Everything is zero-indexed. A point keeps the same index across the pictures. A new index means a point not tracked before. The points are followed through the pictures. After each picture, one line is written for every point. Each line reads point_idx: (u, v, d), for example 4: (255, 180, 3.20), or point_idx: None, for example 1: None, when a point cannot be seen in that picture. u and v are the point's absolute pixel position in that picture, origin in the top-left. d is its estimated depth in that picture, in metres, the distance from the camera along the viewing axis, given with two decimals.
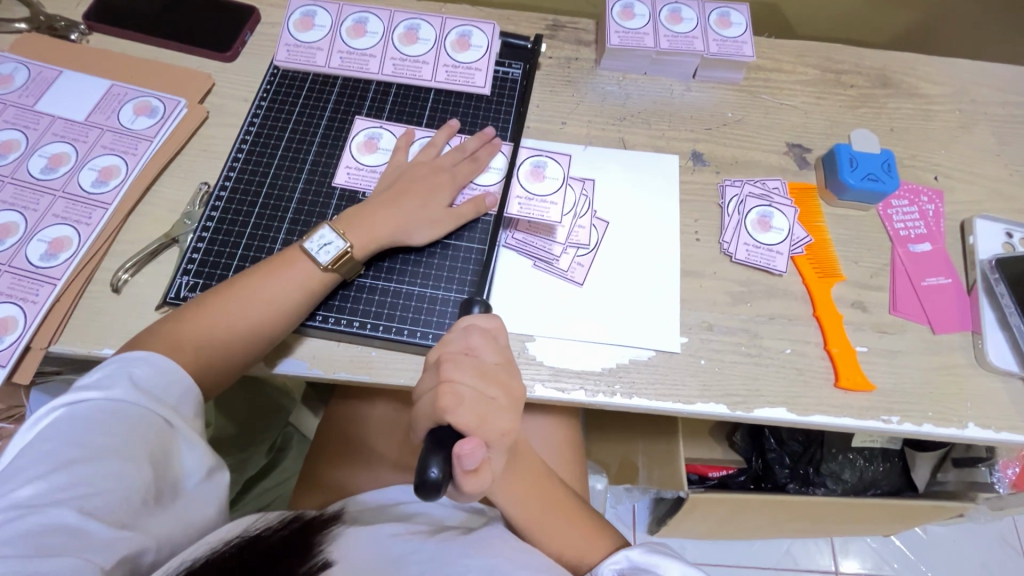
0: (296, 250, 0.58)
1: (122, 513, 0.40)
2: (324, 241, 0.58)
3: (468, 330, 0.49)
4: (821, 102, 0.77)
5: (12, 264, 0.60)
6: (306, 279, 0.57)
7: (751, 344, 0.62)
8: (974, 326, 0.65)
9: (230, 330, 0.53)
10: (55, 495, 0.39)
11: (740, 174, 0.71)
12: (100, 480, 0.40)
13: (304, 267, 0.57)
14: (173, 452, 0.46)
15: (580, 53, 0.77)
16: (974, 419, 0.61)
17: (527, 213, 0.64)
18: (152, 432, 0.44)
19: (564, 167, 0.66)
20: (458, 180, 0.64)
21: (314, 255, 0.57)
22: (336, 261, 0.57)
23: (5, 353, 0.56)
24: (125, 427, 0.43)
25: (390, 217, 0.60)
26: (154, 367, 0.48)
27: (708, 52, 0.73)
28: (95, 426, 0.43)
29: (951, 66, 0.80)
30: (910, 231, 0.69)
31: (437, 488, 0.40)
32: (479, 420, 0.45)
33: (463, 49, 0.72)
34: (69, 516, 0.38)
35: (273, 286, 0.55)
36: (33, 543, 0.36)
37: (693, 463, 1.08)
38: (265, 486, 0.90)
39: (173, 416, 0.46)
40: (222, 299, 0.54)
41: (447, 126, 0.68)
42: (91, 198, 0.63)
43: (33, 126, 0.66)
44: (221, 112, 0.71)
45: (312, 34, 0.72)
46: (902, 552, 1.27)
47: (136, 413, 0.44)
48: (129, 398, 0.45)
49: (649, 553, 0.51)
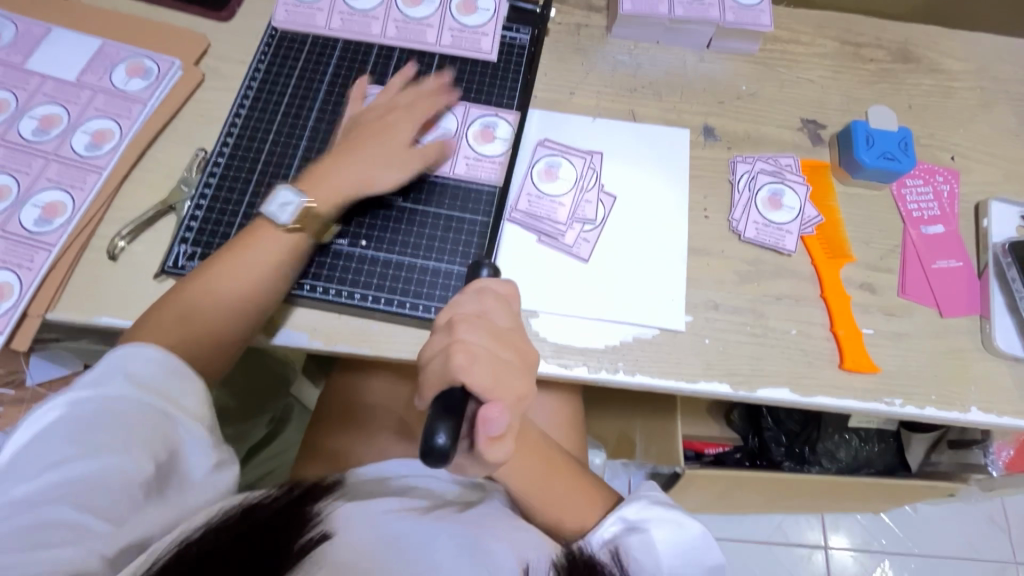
0: (259, 218, 0.57)
1: (121, 508, 0.41)
2: (283, 201, 0.56)
3: (481, 293, 0.48)
4: (839, 76, 0.74)
5: (5, 230, 0.58)
6: (281, 243, 0.56)
7: (757, 324, 0.62)
8: (983, 310, 0.64)
9: (215, 303, 0.53)
10: (54, 489, 0.40)
11: (752, 150, 0.69)
12: (100, 474, 0.41)
13: (273, 231, 0.56)
14: (178, 441, 0.45)
15: (591, 19, 0.74)
16: (977, 403, 0.61)
17: (534, 209, 0.64)
18: (155, 420, 0.44)
19: (558, 146, 0.67)
20: (414, 120, 0.63)
21: (273, 215, 0.56)
22: (297, 219, 0.56)
23: (2, 320, 0.55)
24: (126, 419, 0.43)
25: (350, 171, 0.59)
26: (158, 349, 0.47)
27: (724, 21, 0.70)
28: (96, 416, 0.42)
29: (974, 41, 0.78)
30: (924, 213, 0.68)
31: (445, 457, 0.39)
32: (495, 380, 0.44)
33: (469, 12, 0.69)
34: (66, 511, 0.39)
35: (252, 255, 0.55)
36: (32, 537, 0.38)
37: (689, 438, 1.07)
38: (267, 455, 0.91)
39: (176, 403, 0.45)
40: (204, 275, 0.54)
41: (438, 80, 0.66)
42: (85, 162, 0.62)
43: (23, 85, 0.64)
44: (217, 75, 0.68)
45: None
46: (891, 529, 1.30)
47: (137, 402, 0.44)
48: (128, 388, 0.44)
49: (643, 508, 0.54)
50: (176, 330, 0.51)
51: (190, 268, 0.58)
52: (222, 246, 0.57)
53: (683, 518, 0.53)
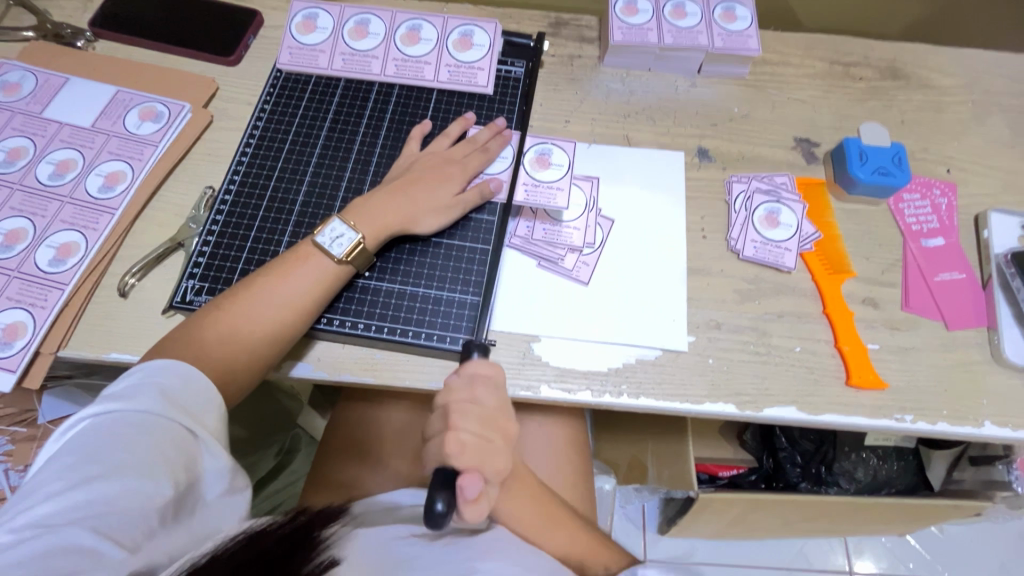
0: (309, 245, 0.58)
1: (136, 533, 0.40)
2: (336, 233, 0.58)
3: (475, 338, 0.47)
4: (829, 94, 0.75)
5: (21, 270, 0.60)
6: (321, 276, 0.57)
7: (759, 342, 0.61)
8: (989, 322, 0.63)
9: (244, 330, 0.53)
10: (73, 514, 0.39)
11: (747, 170, 0.70)
12: (118, 498, 0.41)
13: (317, 263, 0.57)
14: (195, 463, 0.46)
15: (583, 50, 0.77)
16: (990, 418, 0.59)
17: (534, 198, 0.63)
18: (174, 444, 0.44)
19: (570, 153, 0.65)
20: (469, 170, 0.64)
21: (327, 248, 0.57)
22: (351, 252, 0.57)
23: (14, 358, 0.56)
24: (145, 441, 0.43)
25: (400, 208, 0.60)
26: (180, 376, 0.48)
27: (712, 47, 0.72)
28: (117, 439, 0.43)
29: (963, 56, 0.79)
30: (923, 226, 0.68)
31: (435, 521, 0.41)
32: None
33: (465, 48, 0.72)
34: (81, 536, 0.38)
35: (292, 283, 0.56)
36: (49, 563, 0.36)
37: (703, 461, 1.07)
38: (276, 486, 0.92)
39: (195, 426, 0.46)
40: (241, 299, 0.54)
41: (463, 118, 0.68)
42: (98, 203, 0.64)
43: (41, 132, 0.67)
44: (225, 115, 0.71)
45: (315, 37, 0.72)
46: (919, 552, 1.25)
47: (156, 423, 0.44)
48: (151, 408, 0.45)
49: None
50: (204, 355, 0.52)
51: (198, 302, 0.60)
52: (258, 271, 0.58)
53: None
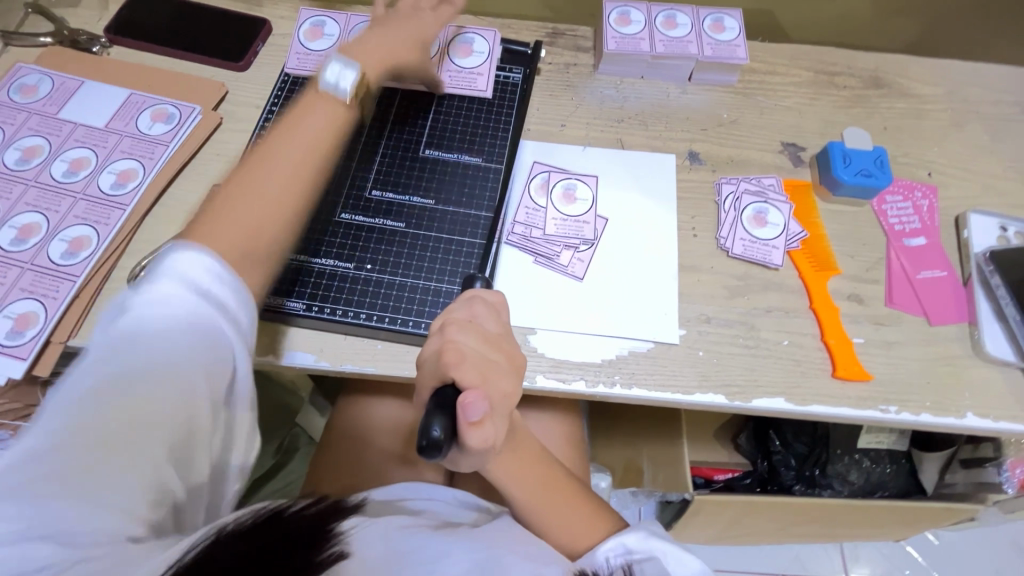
0: (307, 106, 0.59)
1: (177, 456, 0.43)
2: (338, 72, 0.60)
3: (472, 301, 0.51)
4: (815, 102, 0.78)
5: (33, 263, 0.62)
6: (323, 129, 0.58)
7: (748, 335, 0.64)
8: (970, 317, 0.65)
9: (270, 174, 0.54)
10: (117, 403, 0.42)
11: (736, 172, 0.73)
12: (165, 419, 0.43)
13: (329, 104, 0.59)
14: (229, 391, 0.48)
15: (579, 58, 0.80)
16: (972, 409, 0.61)
17: (530, 219, 0.68)
18: (216, 369, 0.46)
19: (592, 189, 0.70)
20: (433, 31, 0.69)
21: (329, 112, 0.59)
22: (354, 83, 0.60)
23: (26, 347, 0.58)
24: (185, 346, 0.45)
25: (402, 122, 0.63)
26: (227, 282, 0.48)
27: (702, 56, 0.75)
28: (161, 339, 0.45)
29: (943, 67, 0.82)
30: (905, 226, 0.70)
31: (440, 447, 0.40)
32: (481, 377, 0.45)
33: (465, 54, 0.75)
34: (128, 456, 0.41)
35: (309, 125, 0.58)
36: (101, 474, 0.40)
37: (698, 464, 1.08)
38: (273, 485, 0.93)
39: (237, 353, 0.48)
40: (262, 158, 0.55)
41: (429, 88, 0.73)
42: (110, 199, 0.66)
43: (56, 132, 0.69)
44: (234, 118, 0.74)
45: (321, 43, 0.76)
46: (914, 558, 1.26)
47: (200, 327, 0.46)
48: (194, 308, 0.46)
49: (646, 538, 0.54)
50: (232, 223, 0.51)
51: None
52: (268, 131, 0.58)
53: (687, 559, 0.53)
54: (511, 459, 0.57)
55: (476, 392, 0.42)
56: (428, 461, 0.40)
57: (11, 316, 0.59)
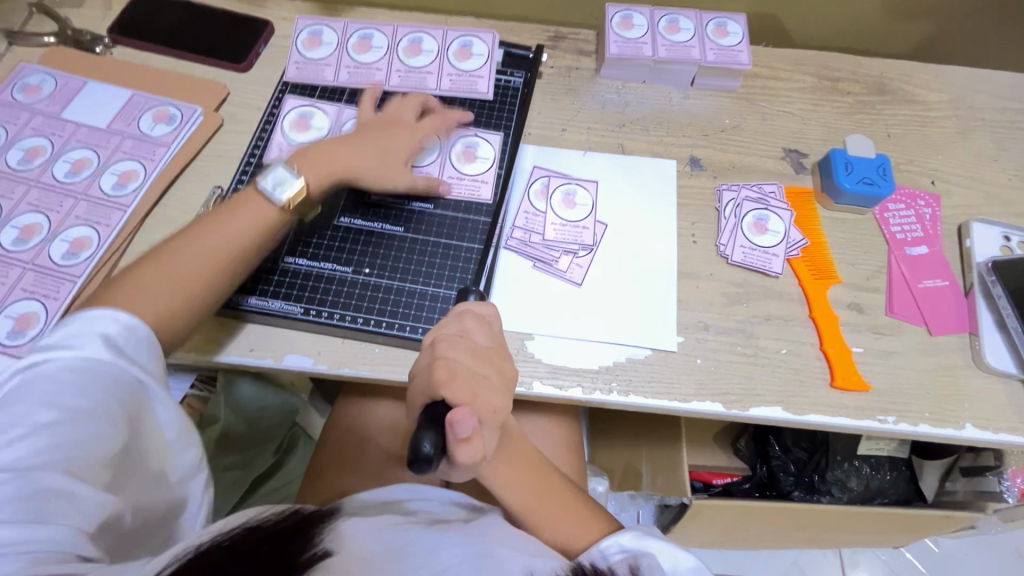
0: (251, 191, 0.60)
1: (102, 473, 0.44)
2: (278, 179, 0.60)
3: (463, 315, 0.51)
4: (818, 108, 0.78)
5: (35, 263, 0.63)
6: (260, 216, 0.59)
7: (747, 344, 0.63)
8: (971, 327, 0.65)
9: (184, 275, 0.55)
10: (40, 458, 0.42)
11: (737, 178, 0.73)
12: (80, 443, 0.43)
13: (257, 205, 0.59)
14: (145, 409, 0.49)
15: (581, 62, 0.80)
16: (972, 420, 0.61)
17: (529, 224, 0.68)
18: (123, 391, 0.47)
19: (592, 195, 0.70)
20: (415, 139, 0.68)
21: (270, 193, 0.59)
22: (290, 197, 0.60)
23: (26, 347, 0.59)
24: (97, 387, 0.46)
25: (343, 158, 0.64)
26: (125, 327, 0.49)
27: (704, 61, 0.75)
28: (67, 386, 0.45)
29: (948, 74, 0.82)
30: (907, 235, 0.70)
31: (430, 462, 0.40)
32: (470, 395, 0.46)
33: (464, 58, 0.75)
34: (54, 479, 0.41)
35: (234, 223, 0.58)
36: (26, 507, 0.39)
37: (698, 469, 1.09)
38: (272, 485, 0.95)
39: (143, 374, 0.49)
40: (183, 239, 0.56)
41: (422, 99, 0.71)
42: (111, 200, 0.66)
43: (58, 132, 0.70)
44: (235, 120, 0.74)
45: (309, 134, 0.71)
46: (912, 564, 1.25)
47: (107, 369, 0.47)
48: (98, 357, 0.47)
49: (642, 538, 0.53)
50: (169, 275, 0.54)
51: None
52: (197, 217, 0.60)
53: (685, 557, 0.52)
54: (503, 464, 0.57)
55: (466, 409, 0.42)
56: (418, 476, 0.41)
57: (12, 316, 0.60)
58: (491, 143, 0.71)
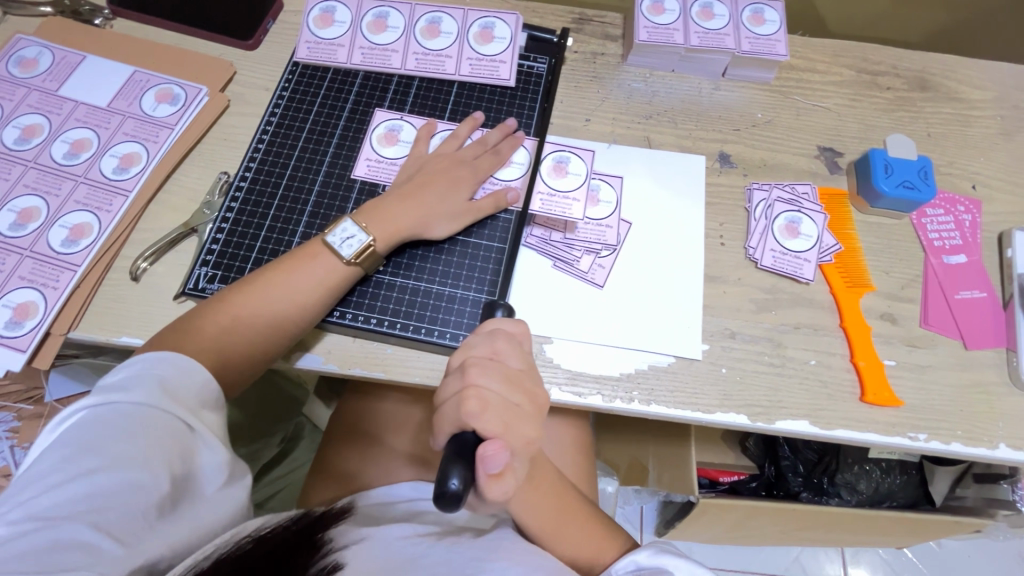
0: (317, 244, 0.57)
1: (135, 527, 0.40)
2: (347, 234, 0.57)
3: (494, 334, 0.47)
4: (856, 103, 0.74)
5: (33, 250, 0.60)
6: (327, 274, 0.56)
7: (774, 353, 0.61)
8: (1009, 342, 0.62)
9: (248, 331, 0.53)
10: (73, 508, 0.38)
11: (769, 177, 0.69)
12: (117, 491, 0.40)
13: (327, 261, 0.56)
14: (192, 456, 0.45)
15: (607, 48, 0.75)
16: (1005, 440, 0.59)
17: (549, 209, 0.63)
18: (170, 437, 0.43)
19: (617, 191, 0.66)
20: (479, 174, 0.63)
21: (336, 248, 0.57)
22: (359, 254, 0.57)
23: (25, 338, 0.56)
24: (142, 434, 0.42)
25: (412, 212, 0.59)
26: (180, 369, 0.47)
27: (739, 51, 0.70)
28: (113, 431, 0.42)
29: (994, 70, 0.77)
30: (945, 242, 0.66)
31: (460, 499, 0.38)
32: (503, 427, 0.43)
33: (486, 41, 0.71)
34: (81, 530, 0.38)
35: (301, 279, 0.55)
36: (45, 558, 0.36)
37: (704, 466, 1.05)
38: (278, 474, 0.90)
39: (193, 420, 0.45)
40: (246, 292, 0.54)
41: (472, 118, 0.67)
42: (112, 184, 0.63)
43: (56, 110, 0.66)
44: (242, 101, 0.70)
45: (396, 149, 0.66)
46: (913, 564, 1.25)
47: (153, 416, 0.43)
48: (149, 403, 0.44)
49: (657, 554, 0.52)
50: (231, 320, 0.53)
51: (210, 290, 0.59)
52: (264, 266, 0.57)
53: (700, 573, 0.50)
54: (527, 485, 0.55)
55: (498, 444, 0.41)
56: (445, 513, 0.38)
57: (10, 306, 0.57)
58: (584, 159, 0.65)
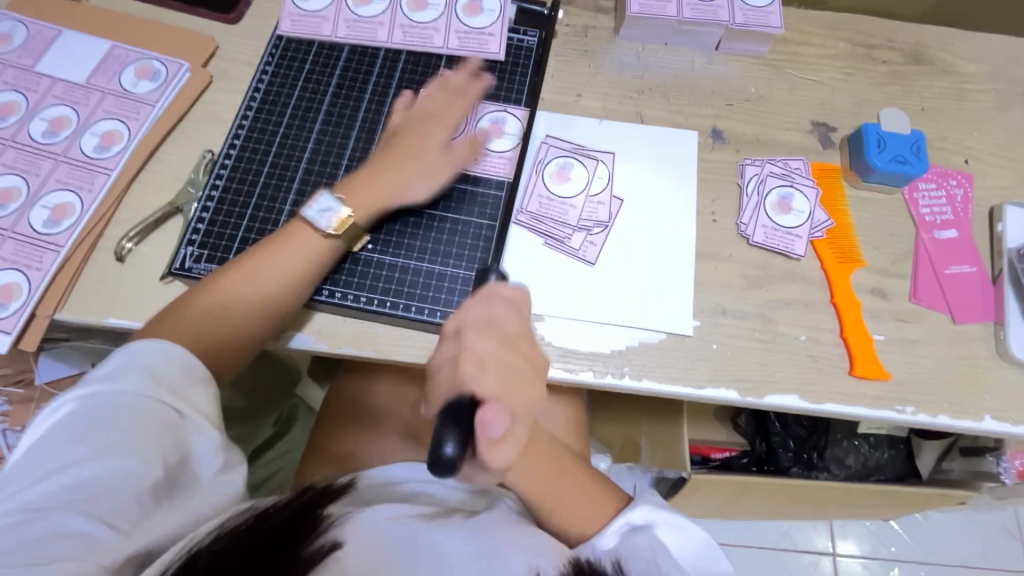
0: (297, 221, 0.57)
1: (129, 515, 0.40)
2: (324, 207, 0.57)
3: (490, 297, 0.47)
4: (850, 77, 0.73)
5: (15, 231, 0.59)
6: (312, 249, 0.56)
7: (765, 329, 0.61)
8: (997, 317, 0.63)
9: (235, 313, 0.52)
10: (63, 498, 0.38)
11: (761, 153, 0.68)
12: (109, 481, 0.40)
13: (307, 237, 0.56)
14: (185, 441, 0.44)
15: (598, 21, 0.74)
16: (991, 412, 0.60)
17: (546, 212, 0.64)
18: (161, 423, 0.43)
19: (609, 167, 0.66)
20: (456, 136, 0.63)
21: (315, 222, 0.56)
22: (339, 226, 0.56)
23: (10, 320, 0.56)
24: (133, 421, 0.42)
25: (388, 178, 0.59)
26: (169, 357, 0.46)
27: (732, 23, 0.69)
28: (102, 420, 0.41)
29: (988, 42, 0.76)
30: (936, 218, 0.66)
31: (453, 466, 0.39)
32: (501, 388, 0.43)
33: (474, 14, 0.69)
34: (74, 520, 0.38)
35: (280, 258, 0.54)
36: (38, 547, 0.36)
37: (696, 442, 1.06)
38: (274, 454, 0.94)
39: (183, 406, 0.44)
40: (232, 273, 0.53)
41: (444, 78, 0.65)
42: (94, 163, 0.62)
43: (33, 88, 0.64)
44: (227, 76, 0.69)
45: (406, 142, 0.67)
46: (900, 535, 1.28)
47: (143, 404, 0.42)
48: (138, 389, 0.43)
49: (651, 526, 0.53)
50: (218, 304, 0.52)
51: (197, 270, 0.59)
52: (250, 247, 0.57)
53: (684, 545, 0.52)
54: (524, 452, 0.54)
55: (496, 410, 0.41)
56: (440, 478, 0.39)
57: None
58: (587, 167, 0.66)
